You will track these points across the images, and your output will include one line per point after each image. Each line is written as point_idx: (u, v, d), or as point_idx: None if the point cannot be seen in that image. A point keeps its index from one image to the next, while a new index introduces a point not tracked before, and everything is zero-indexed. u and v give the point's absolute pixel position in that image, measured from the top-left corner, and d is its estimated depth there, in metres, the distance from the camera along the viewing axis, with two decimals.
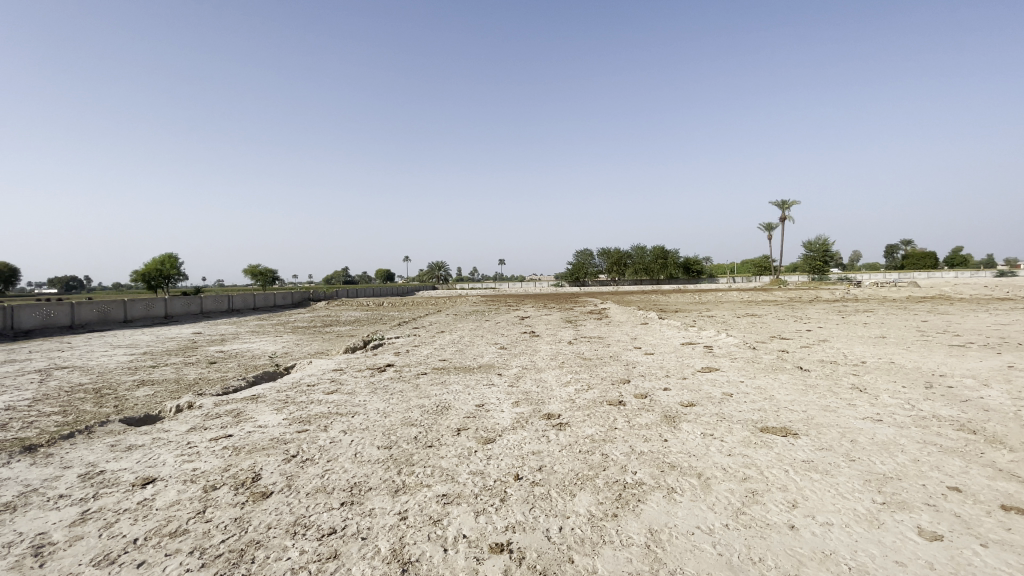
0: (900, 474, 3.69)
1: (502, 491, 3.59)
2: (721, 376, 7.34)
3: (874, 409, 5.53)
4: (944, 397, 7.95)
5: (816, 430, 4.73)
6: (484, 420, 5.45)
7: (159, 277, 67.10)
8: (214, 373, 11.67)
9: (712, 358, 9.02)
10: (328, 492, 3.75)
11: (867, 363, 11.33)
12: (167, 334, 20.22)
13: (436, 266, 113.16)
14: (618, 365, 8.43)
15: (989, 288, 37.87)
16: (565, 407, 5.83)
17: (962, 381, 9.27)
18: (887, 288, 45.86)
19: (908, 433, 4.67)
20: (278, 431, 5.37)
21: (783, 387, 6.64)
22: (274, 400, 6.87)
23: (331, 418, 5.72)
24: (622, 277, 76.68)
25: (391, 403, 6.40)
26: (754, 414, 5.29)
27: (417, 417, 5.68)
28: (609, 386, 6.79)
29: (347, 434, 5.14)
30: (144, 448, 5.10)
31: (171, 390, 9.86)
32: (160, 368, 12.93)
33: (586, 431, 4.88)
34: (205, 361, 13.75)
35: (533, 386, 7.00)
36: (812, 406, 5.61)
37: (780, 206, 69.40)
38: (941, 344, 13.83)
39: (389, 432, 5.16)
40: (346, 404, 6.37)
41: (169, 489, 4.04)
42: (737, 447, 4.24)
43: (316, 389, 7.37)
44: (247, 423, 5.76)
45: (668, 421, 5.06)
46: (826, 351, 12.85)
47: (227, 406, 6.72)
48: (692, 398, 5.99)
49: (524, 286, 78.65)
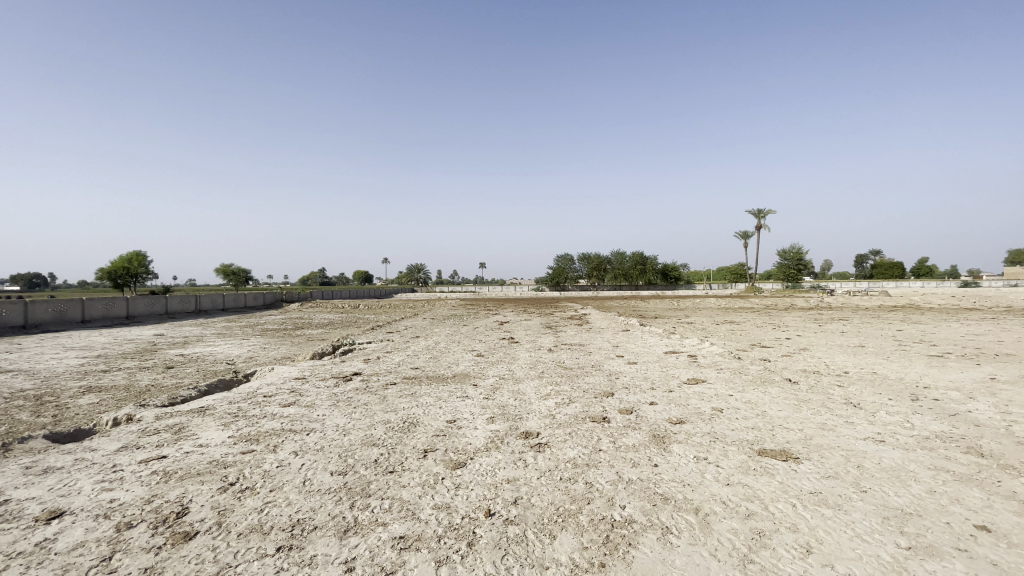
0: (919, 509, 3.27)
1: (470, 533, 3.06)
2: (709, 389, 6.93)
3: (873, 428, 5.16)
4: (934, 411, 7.68)
5: (817, 454, 4.32)
6: (455, 439, 4.90)
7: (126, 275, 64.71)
8: (169, 379, 10.83)
9: (697, 368, 8.63)
10: (264, 534, 3.16)
11: (851, 373, 11.11)
12: (127, 336, 19.10)
13: (415, 268, 112.13)
14: (601, 376, 7.96)
15: (957, 298, 38.78)
16: (544, 424, 5.32)
17: (947, 393, 9.07)
18: (858, 296, 46.80)
19: (916, 457, 4.29)
20: (220, 451, 4.74)
21: (775, 401, 6.24)
22: (223, 413, 6.20)
23: (283, 437, 5.10)
24: (602, 282, 77.14)
25: (353, 417, 5.80)
26: (749, 433, 4.87)
27: (381, 435, 5.10)
28: (591, 400, 6.31)
29: (297, 456, 4.54)
30: (59, 473, 4.41)
31: (118, 399, 9.02)
32: (111, 373, 12.00)
33: (567, 454, 4.37)
34: (162, 366, 12.85)
35: (510, 399, 6.47)
36: (809, 425, 5.21)
37: (757, 214, 70.65)
38: (920, 354, 13.76)
39: (347, 454, 4.58)
40: (303, 419, 5.75)
41: (75, 527, 3.39)
42: (736, 475, 3.78)
43: (273, 401, 6.71)
44: (186, 441, 5.10)
45: (657, 442, 4.59)
46: (808, 361, 12.62)
47: (169, 419, 6.04)
48: (681, 415, 5.55)
49: (505, 290, 78.48)
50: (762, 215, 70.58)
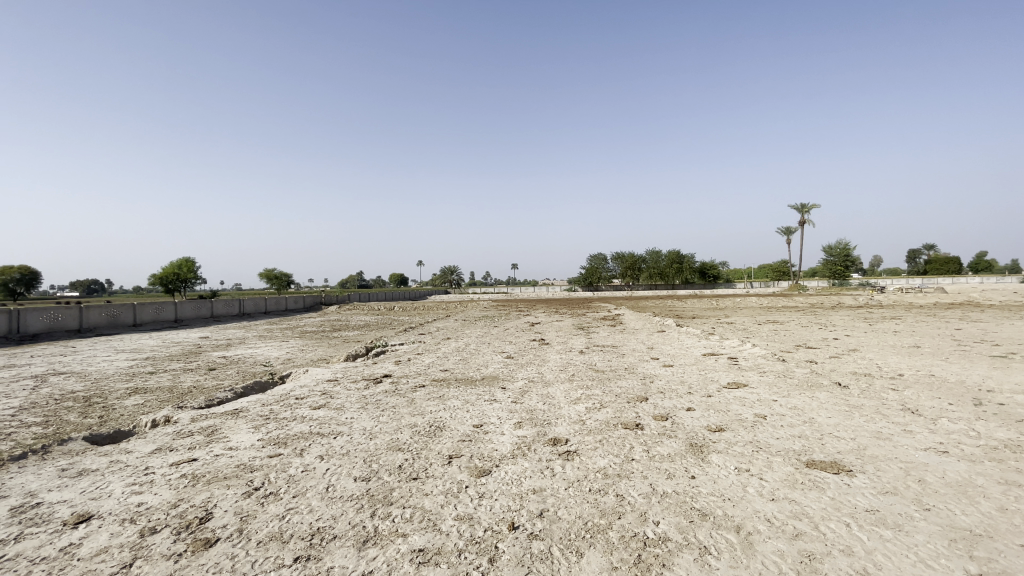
0: (992, 529, 2.90)
1: (492, 548, 2.90)
2: (750, 394, 6.55)
3: (934, 438, 4.70)
4: (1000, 417, 7.04)
5: (872, 466, 3.95)
6: (481, 445, 4.75)
7: (177, 281, 67.80)
8: (210, 381, 11.13)
9: (737, 372, 8.21)
10: (282, 543, 3.09)
11: (905, 376, 10.40)
12: (174, 339, 19.90)
13: (449, 270, 113.22)
14: (634, 379, 7.67)
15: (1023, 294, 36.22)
16: (574, 430, 5.10)
17: (1015, 397, 8.33)
18: (911, 293, 44.21)
19: (986, 469, 3.85)
20: (247, 455, 4.75)
21: (823, 407, 5.83)
22: (255, 415, 6.27)
23: (310, 440, 5.08)
24: (637, 282, 75.91)
25: (380, 421, 5.74)
26: (795, 443, 4.52)
27: (406, 440, 5.02)
28: (624, 405, 6.05)
29: (323, 460, 4.50)
30: (95, 475, 4.51)
31: (161, 400, 9.32)
32: (157, 375, 12.45)
33: (597, 463, 4.16)
34: (205, 368, 13.27)
35: (539, 404, 6.28)
36: (861, 434, 4.80)
37: (798, 209, 67.98)
38: (983, 354, 12.78)
39: (372, 458, 4.51)
40: (331, 422, 5.73)
41: (102, 531, 3.43)
42: (781, 490, 3.48)
43: (303, 403, 6.76)
44: (217, 444, 5.16)
45: (694, 451, 4.31)
46: (857, 363, 11.91)
47: (204, 422, 6.14)
48: (719, 422, 5.23)
49: (538, 291, 78.24)
50: (805, 210, 67.87)
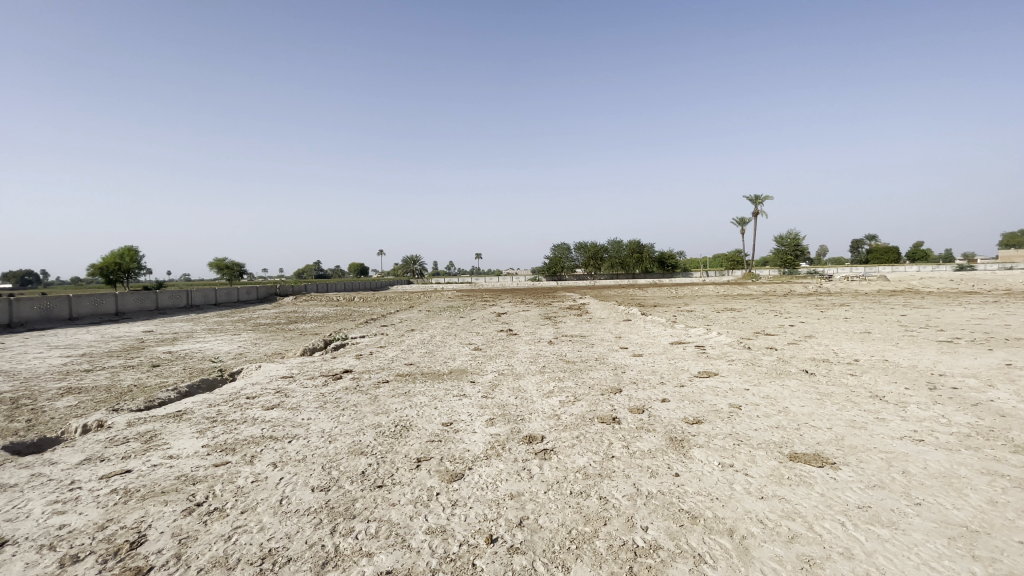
0: (984, 525, 2.84)
1: (469, 566, 2.61)
2: (723, 383, 6.49)
3: (907, 426, 4.72)
4: (955, 401, 7.29)
5: (855, 458, 3.88)
6: (451, 446, 4.44)
7: (119, 272, 63.67)
8: (154, 379, 10.32)
9: (707, 360, 8.20)
10: (228, 570, 2.70)
11: (861, 361, 10.72)
12: (113, 333, 18.49)
13: (411, 259, 111.37)
14: (606, 370, 7.52)
15: (956, 282, 38.71)
16: (549, 426, 4.86)
17: (964, 381, 8.68)
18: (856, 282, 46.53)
19: (963, 459, 3.86)
20: (190, 465, 4.26)
21: (795, 396, 5.81)
22: (201, 418, 5.73)
23: (261, 445, 4.63)
24: (599, 271, 76.80)
25: (340, 421, 5.32)
26: (774, 434, 4.43)
27: (370, 442, 4.65)
28: (599, 397, 5.86)
29: (276, 468, 4.08)
30: (9, 492, 3.93)
31: (97, 402, 8.51)
32: (94, 373, 11.46)
33: (576, 462, 3.92)
34: (148, 364, 12.35)
35: (511, 398, 6.00)
36: (837, 423, 4.76)
37: (753, 201, 70.22)
38: (929, 340, 13.37)
39: (332, 464, 4.13)
40: (286, 424, 5.27)
41: (13, 561, 2.93)
42: (769, 487, 3.34)
43: (255, 403, 6.25)
44: (156, 452, 4.63)
45: (675, 446, 4.14)
46: (816, 349, 12.24)
47: (142, 426, 5.56)
48: (696, 414, 5.10)
49: (502, 281, 78.02)
50: (759, 201, 70.25)
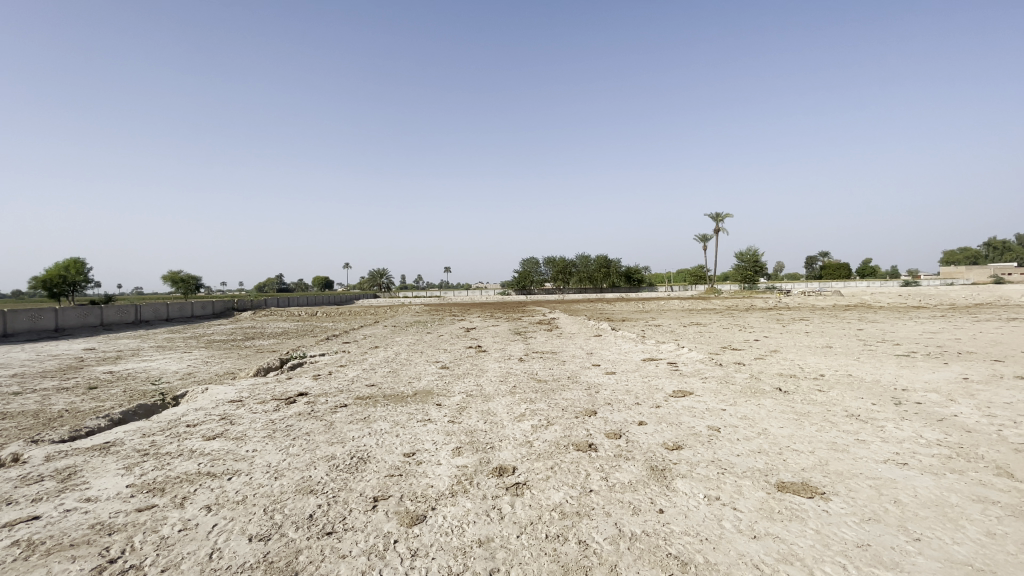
0: (990, 562, 2.64)
1: None
2: (699, 403, 6.27)
3: (888, 447, 4.58)
4: (922, 416, 7.30)
5: (842, 485, 3.67)
6: (412, 481, 4.01)
7: (62, 284, 59.74)
8: (88, 403, 9.39)
9: (680, 378, 8.01)
10: None
11: (827, 376, 10.80)
12: (50, 352, 17.05)
13: (377, 273, 109.53)
14: (579, 390, 7.22)
15: (903, 297, 40.52)
16: (520, 456, 4.49)
17: (927, 396, 8.80)
18: (814, 297, 48.12)
19: (951, 484, 3.70)
20: (109, 508, 3.69)
21: (772, 416, 5.63)
22: (130, 451, 5.08)
23: (196, 484, 4.08)
24: (567, 286, 77.41)
25: (290, 454, 4.81)
26: (758, 460, 4.19)
27: (321, 478, 4.17)
28: (573, 421, 5.53)
29: (210, 513, 3.56)
30: None
31: (20, 428, 7.59)
32: (20, 396, 10.37)
33: (551, 499, 3.55)
34: (85, 386, 11.29)
35: (479, 423, 5.60)
36: (819, 446, 4.58)
37: (715, 218, 72.29)
38: (888, 354, 13.69)
39: (275, 507, 3.64)
40: (227, 458, 4.71)
41: None
42: (760, 524, 3.07)
43: (196, 432, 5.62)
44: (70, 493, 4.01)
45: (656, 477, 3.84)
46: (782, 364, 12.31)
47: (60, 460, 4.87)
48: (675, 438, 4.83)
49: (471, 296, 77.43)
50: (720, 218, 72.42)
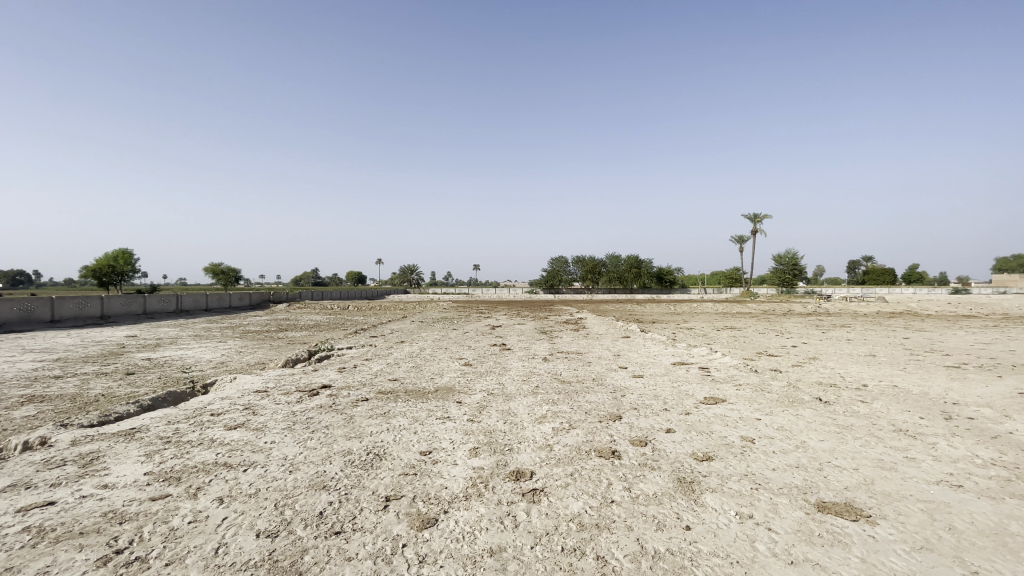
0: None
1: None
2: (731, 411, 5.93)
3: (941, 467, 4.18)
4: (975, 433, 6.75)
5: (890, 508, 3.34)
6: (427, 481, 3.88)
7: (111, 274, 62.61)
8: (124, 389, 9.66)
9: (711, 384, 7.67)
10: None
11: (869, 386, 10.18)
12: (95, 338, 17.77)
13: (408, 270, 110.82)
14: (604, 393, 6.97)
15: (953, 305, 38.39)
16: (539, 460, 4.30)
17: (980, 411, 8.17)
18: (855, 302, 46.11)
19: (1016, 511, 3.32)
20: (124, 496, 3.69)
21: (811, 428, 5.27)
22: (154, 438, 5.14)
23: (211, 475, 4.05)
24: (596, 286, 76.57)
25: (306, 447, 4.75)
26: (795, 476, 3.89)
27: (335, 473, 4.09)
28: (597, 425, 5.30)
29: (221, 506, 3.51)
30: None
31: (58, 411, 7.84)
32: (62, 380, 10.76)
33: (569, 509, 3.36)
34: (123, 372, 11.65)
35: (499, 423, 5.43)
36: (863, 463, 4.22)
37: (751, 219, 70.17)
38: (936, 365, 12.86)
39: (286, 502, 3.56)
40: (244, 449, 4.69)
41: None
42: (798, 548, 2.80)
43: (218, 422, 5.66)
44: (89, 479, 4.04)
45: (684, 490, 3.59)
46: (821, 372, 11.70)
47: (86, 445, 4.95)
48: (704, 449, 4.55)
49: (499, 294, 77.45)
50: (756, 219, 70.20)
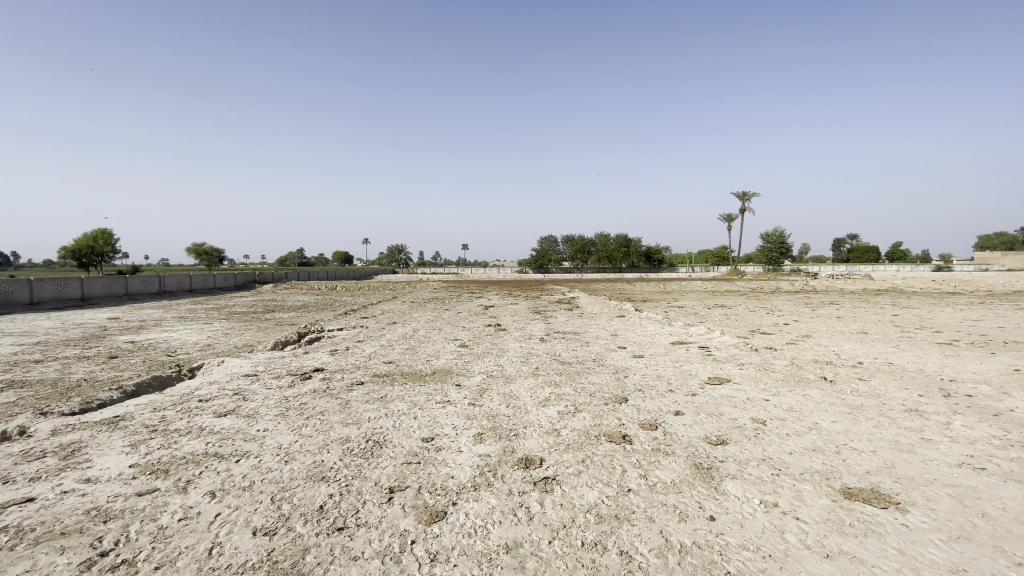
0: None
1: None
2: (738, 392, 5.80)
3: (961, 449, 4.07)
4: (976, 411, 6.72)
5: (917, 494, 3.21)
6: (431, 471, 3.68)
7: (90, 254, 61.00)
8: (107, 373, 9.30)
9: (714, 364, 7.55)
10: None
11: (866, 364, 10.17)
12: (75, 320, 17.24)
13: (396, 249, 109.61)
14: (607, 374, 6.81)
15: (937, 282, 38.84)
16: (548, 446, 4.12)
17: (978, 388, 8.17)
18: (841, 280, 46.45)
19: None
20: (108, 492, 3.43)
21: (821, 409, 5.15)
22: (139, 427, 4.86)
23: (202, 467, 3.81)
24: (585, 264, 76.52)
25: (301, 435, 4.51)
26: (814, 460, 3.75)
27: (334, 463, 3.88)
28: (604, 409, 5.12)
29: (214, 501, 3.28)
30: None
31: (39, 397, 7.51)
32: (42, 364, 10.37)
33: (585, 499, 3.19)
34: (106, 356, 11.27)
35: (502, 407, 5.25)
36: (881, 446, 4.10)
37: (740, 198, 70.15)
38: (929, 342, 12.92)
39: (283, 496, 3.34)
40: (236, 438, 4.45)
41: None
42: (831, 540, 2.65)
43: (207, 409, 5.39)
44: (70, 472, 3.77)
45: (703, 477, 3.43)
46: (816, 350, 11.68)
47: (66, 435, 4.66)
48: (717, 432, 4.40)
49: (488, 273, 77.05)
50: (745, 197, 70.15)
